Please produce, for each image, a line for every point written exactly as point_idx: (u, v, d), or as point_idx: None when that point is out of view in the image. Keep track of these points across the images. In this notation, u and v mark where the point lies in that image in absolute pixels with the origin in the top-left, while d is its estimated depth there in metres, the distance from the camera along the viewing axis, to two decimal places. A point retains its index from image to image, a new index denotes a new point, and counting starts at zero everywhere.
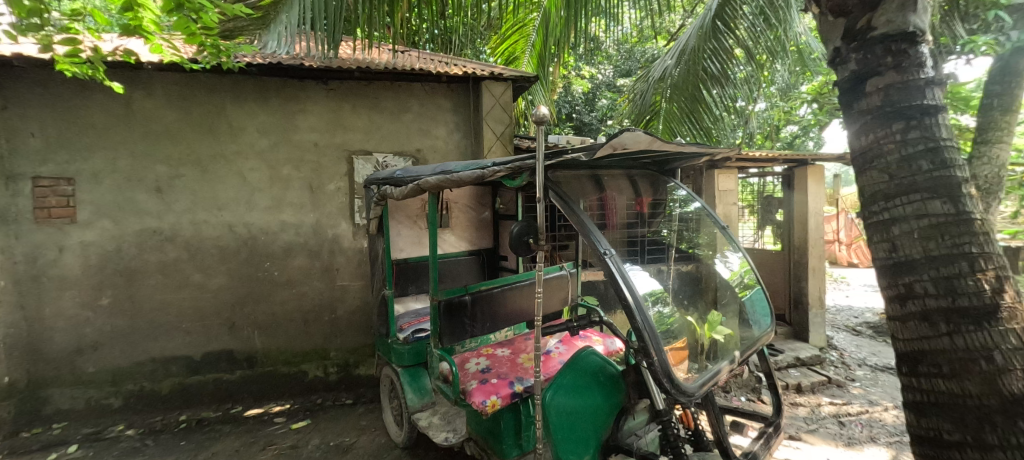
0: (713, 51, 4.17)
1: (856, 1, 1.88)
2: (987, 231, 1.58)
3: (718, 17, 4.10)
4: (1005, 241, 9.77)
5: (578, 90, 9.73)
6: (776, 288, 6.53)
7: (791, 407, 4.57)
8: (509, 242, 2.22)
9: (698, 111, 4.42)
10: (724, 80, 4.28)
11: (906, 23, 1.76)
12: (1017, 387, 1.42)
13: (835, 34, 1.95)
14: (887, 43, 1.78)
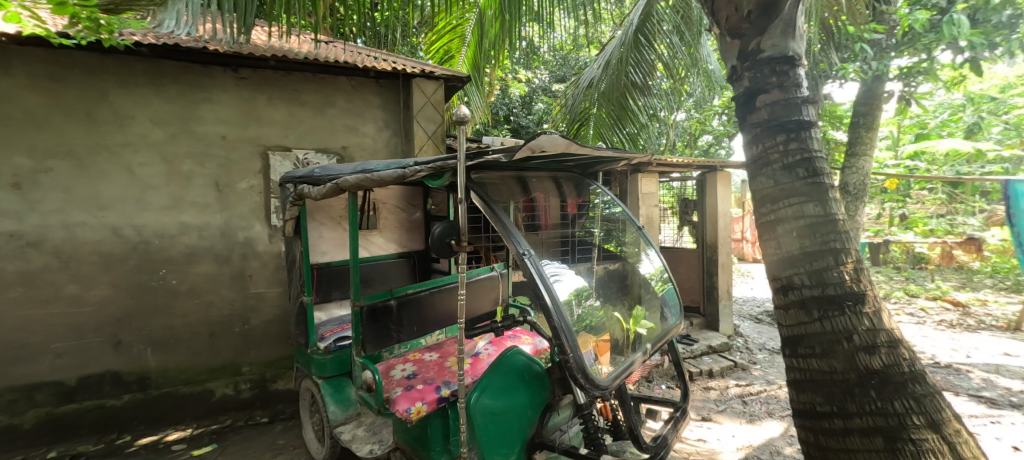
0: (635, 63, 4.47)
1: (749, 25, 2.10)
2: (849, 228, 1.86)
3: (640, 32, 4.35)
4: (871, 238, 11.45)
5: (516, 94, 9.87)
6: (692, 283, 7.08)
7: (703, 391, 4.98)
8: (430, 243, 2.18)
9: (625, 120, 4.76)
10: (646, 91, 4.61)
11: (786, 49, 2.02)
12: (869, 362, 1.71)
13: (732, 53, 2.18)
14: (773, 65, 2.02)
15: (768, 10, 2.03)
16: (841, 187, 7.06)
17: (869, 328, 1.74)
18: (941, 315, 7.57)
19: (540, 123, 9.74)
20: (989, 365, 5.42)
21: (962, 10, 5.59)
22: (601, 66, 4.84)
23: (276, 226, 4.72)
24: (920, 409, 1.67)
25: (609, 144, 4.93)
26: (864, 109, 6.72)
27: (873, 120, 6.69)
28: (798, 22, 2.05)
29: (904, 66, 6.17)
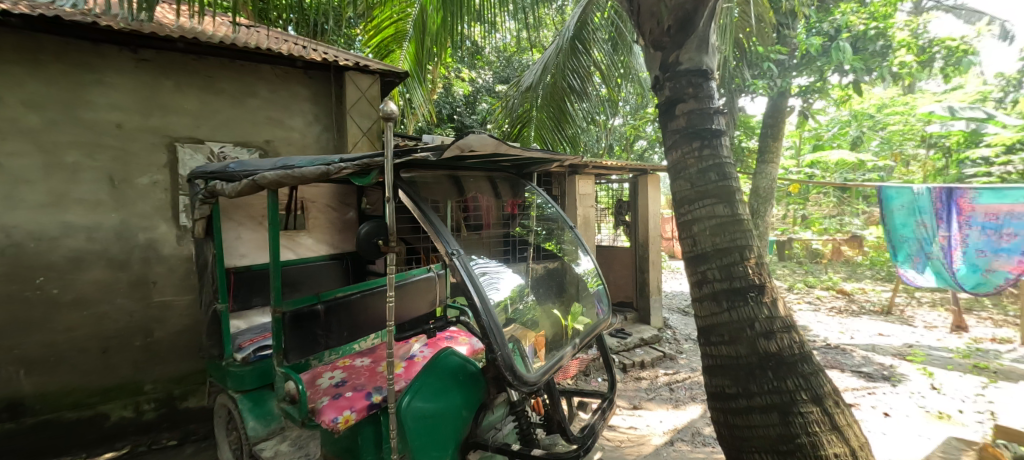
0: (574, 68, 4.68)
1: (668, 39, 2.27)
2: (752, 227, 2.10)
3: (577, 39, 4.49)
4: (778, 236, 12.74)
5: (460, 93, 9.59)
6: (626, 279, 7.42)
7: (636, 381, 5.24)
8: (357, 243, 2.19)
9: (564, 123, 5.00)
10: (584, 95, 4.82)
11: (700, 63, 2.22)
12: (767, 345, 1.95)
13: (654, 64, 2.34)
14: (689, 77, 2.21)
15: (685, 26, 2.21)
16: (753, 190, 7.77)
17: (767, 316, 1.98)
18: (832, 303, 8.61)
19: (484, 123, 9.54)
20: (868, 345, 6.23)
21: (848, 37, 6.35)
22: (537, 69, 4.90)
23: (185, 227, 4.30)
24: (808, 385, 1.92)
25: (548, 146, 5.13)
26: (771, 121, 7.44)
27: (778, 131, 7.42)
28: (710, 39, 2.26)
29: (803, 84, 6.89)
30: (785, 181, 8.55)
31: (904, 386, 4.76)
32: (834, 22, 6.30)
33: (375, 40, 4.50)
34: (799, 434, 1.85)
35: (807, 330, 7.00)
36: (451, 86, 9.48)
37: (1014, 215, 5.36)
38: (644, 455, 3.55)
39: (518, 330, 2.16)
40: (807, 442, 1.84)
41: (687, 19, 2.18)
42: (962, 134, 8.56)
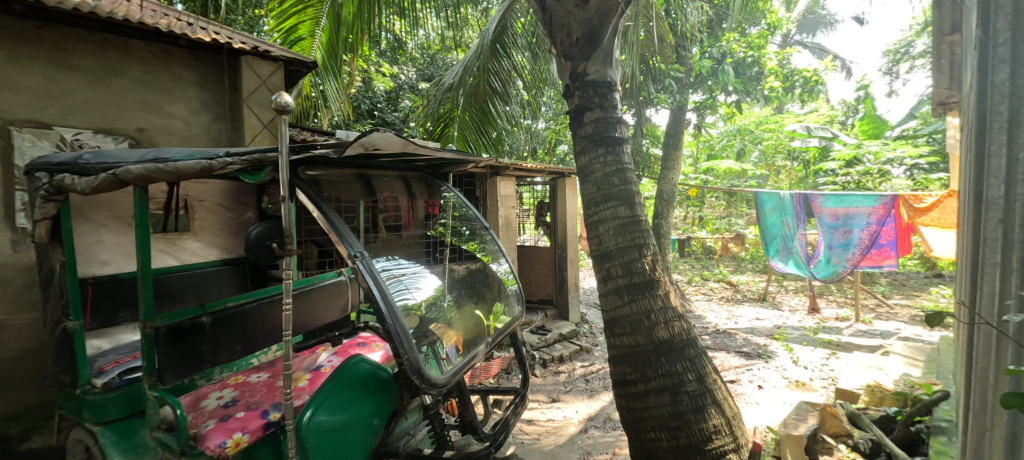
0: (496, 71, 4.74)
1: (576, 50, 2.40)
2: (649, 227, 2.31)
3: (497, 42, 4.60)
4: (678, 234, 14.00)
5: (381, 89, 9.10)
6: (546, 278, 7.63)
7: (555, 375, 5.43)
8: (246, 245, 2.12)
9: (488, 125, 5.02)
10: (506, 97, 4.89)
11: (605, 75, 2.39)
12: (661, 334, 2.15)
13: (564, 72, 2.47)
14: (595, 87, 2.37)
15: (591, 40, 2.36)
16: (658, 193, 8.46)
17: (661, 306, 2.19)
18: (723, 293, 9.67)
19: (408, 121, 9.06)
20: (749, 328, 7.12)
21: (730, 62, 7.16)
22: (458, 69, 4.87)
23: (24, 230, 3.57)
24: (694, 365, 2.15)
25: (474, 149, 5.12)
26: (673, 132, 8.16)
27: (677, 141, 8.14)
28: (613, 54, 2.44)
29: (698, 99, 7.62)
30: (686, 186, 9.39)
31: (776, 362, 5.49)
32: (718, 47, 7.09)
33: (283, 26, 4.17)
34: (686, 411, 2.08)
35: (701, 318, 7.79)
36: (371, 80, 8.96)
37: (850, 216, 6.53)
38: (561, 445, 3.70)
39: (444, 330, 2.17)
40: (693, 417, 2.08)
41: (592, 33, 2.34)
42: (816, 149, 10.13)
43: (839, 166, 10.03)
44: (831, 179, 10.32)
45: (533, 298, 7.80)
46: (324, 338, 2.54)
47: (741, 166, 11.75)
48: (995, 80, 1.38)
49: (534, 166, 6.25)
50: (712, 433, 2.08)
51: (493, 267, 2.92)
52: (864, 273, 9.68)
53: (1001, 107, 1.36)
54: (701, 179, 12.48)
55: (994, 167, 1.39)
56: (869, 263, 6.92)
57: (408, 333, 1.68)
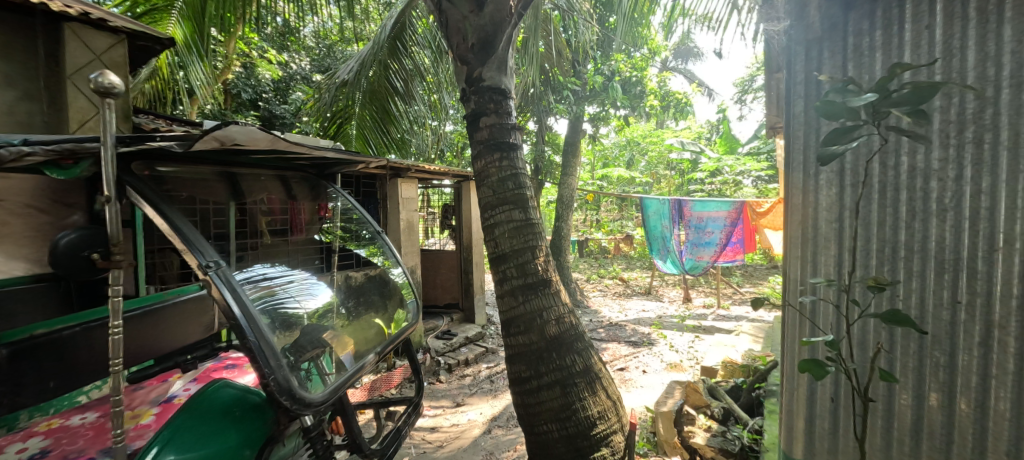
0: (396, 68, 4.60)
1: (472, 56, 2.46)
2: (542, 229, 2.42)
3: (397, 39, 4.44)
4: (577, 235, 14.79)
5: (266, 77, 8.14)
6: (451, 282, 7.52)
7: (460, 379, 5.37)
8: (52, 261, 1.53)
9: (387, 124, 4.87)
10: (408, 97, 4.81)
11: (499, 82, 2.48)
12: (552, 331, 2.26)
13: (460, 77, 2.52)
14: (490, 94, 2.45)
15: (485, 47, 2.43)
16: (558, 197, 8.84)
17: (553, 305, 2.30)
18: (617, 289, 10.44)
19: (299, 115, 8.31)
20: (636, 319, 7.79)
21: (619, 79, 7.76)
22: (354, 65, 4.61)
23: None
24: (582, 357, 2.29)
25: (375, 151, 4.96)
26: (571, 141, 8.61)
27: (575, 150, 8.57)
28: (508, 63, 2.55)
29: (593, 111, 8.20)
30: (583, 191, 9.93)
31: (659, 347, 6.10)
32: (608, 65, 7.67)
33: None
34: (575, 401, 2.20)
35: (596, 313, 8.33)
36: (254, 67, 7.97)
37: (710, 219, 7.57)
38: (463, 449, 3.67)
39: (337, 337, 2.05)
40: (579, 405, 2.20)
41: (487, 41, 2.42)
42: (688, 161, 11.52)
43: (706, 176, 11.57)
44: (699, 187, 11.83)
45: (437, 302, 7.63)
46: (174, 361, 2.14)
47: (629, 173, 12.80)
48: (793, 112, 1.75)
49: (438, 168, 6.09)
50: (596, 419, 2.22)
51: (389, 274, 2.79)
52: (724, 267, 11.22)
53: (798, 133, 1.73)
54: (597, 185, 13.33)
55: (790, 182, 1.75)
56: (726, 257, 8.00)
57: (279, 350, 1.51)
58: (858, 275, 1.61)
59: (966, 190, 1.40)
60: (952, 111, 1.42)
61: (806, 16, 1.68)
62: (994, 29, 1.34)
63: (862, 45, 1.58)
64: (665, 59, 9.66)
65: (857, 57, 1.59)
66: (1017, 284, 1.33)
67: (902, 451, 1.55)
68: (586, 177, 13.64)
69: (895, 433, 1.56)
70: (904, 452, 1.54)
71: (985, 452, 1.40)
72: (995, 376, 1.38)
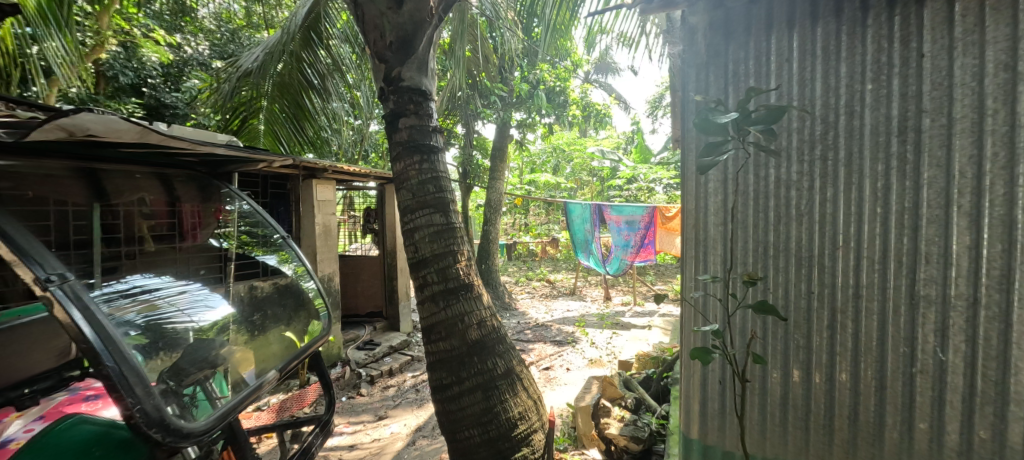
0: (309, 61, 4.27)
1: (391, 54, 2.36)
2: (464, 233, 2.38)
3: (312, 29, 4.18)
4: (506, 238, 14.86)
5: (152, 60, 7.10)
6: (374, 289, 7.18)
7: (382, 391, 5.10)
8: None
9: (302, 120, 4.52)
10: (325, 93, 4.49)
11: (419, 83, 2.40)
12: (472, 336, 2.21)
13: (378, 75, 2.40)
14: (411, 94, 2.37)
15: (405, 45, 2.34)
16: (486, 202, 8.80)
17: (474, 310, 2.26)
18: (544, 290, 10.64)
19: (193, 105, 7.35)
20: (561, 319, 8.00)
21: (543, 88, 7.83)
22: (260, 54, 4.23)
23: None
24: (504, 360, 2.28)
25: (287, 149, 4.58)
26: (499, 146, 8.60)
27: (503, 155, 8.60)
28: (428, 64, 2.48)
29: (520, 118, 8.25)
30: (511, 196, 10.02)
31: (582, 345, 6.31)
32: (534, 74, 7.79)
33: None
34: (496, 404, 2.17)
35: (524, 314, 8.41)
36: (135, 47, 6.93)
37: (627, 222, 7.98)
38: None
39: (236, 352, 1.84)
40: (501, 407, 2.18)
41: (406, 40, 2.33)
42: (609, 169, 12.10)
43: (624, 182, 12.24)
44: (619, 193, 12.48)
45: (360, 310, 7.25)
46: (6, 398, 1.83)
47: (555, 179, 13.14)
48: (686, 127, 1.87)
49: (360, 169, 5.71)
50: (516, 420, 2.20)
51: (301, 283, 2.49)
52: (640, 267, 11.94)
53: (692, 144, 1.86)
54: (525, 189, 13.54)
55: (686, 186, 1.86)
56: (642, 258, 8.51)
57: (148, 376, 1.29)
58: (735, 272, 1.76)
59: (815, 198, 1.60)
60: (807, 132, 1.60)
61: (694, 42, 1.80)
62: (835, 65, 1.55)
63: (739, 72, 1.72)
64: (587, 70, 10.05)
65: (736, 81, 1.73)
66: (852, 276, 1.55)
67: (775, 422, 1.73)
68: (514, 182, 13.79)
69: (768, 408, 1.74)
70: (775, 423, 1.73)
71: (833, 416, 1.62)
72: (840, 352, 1.59)
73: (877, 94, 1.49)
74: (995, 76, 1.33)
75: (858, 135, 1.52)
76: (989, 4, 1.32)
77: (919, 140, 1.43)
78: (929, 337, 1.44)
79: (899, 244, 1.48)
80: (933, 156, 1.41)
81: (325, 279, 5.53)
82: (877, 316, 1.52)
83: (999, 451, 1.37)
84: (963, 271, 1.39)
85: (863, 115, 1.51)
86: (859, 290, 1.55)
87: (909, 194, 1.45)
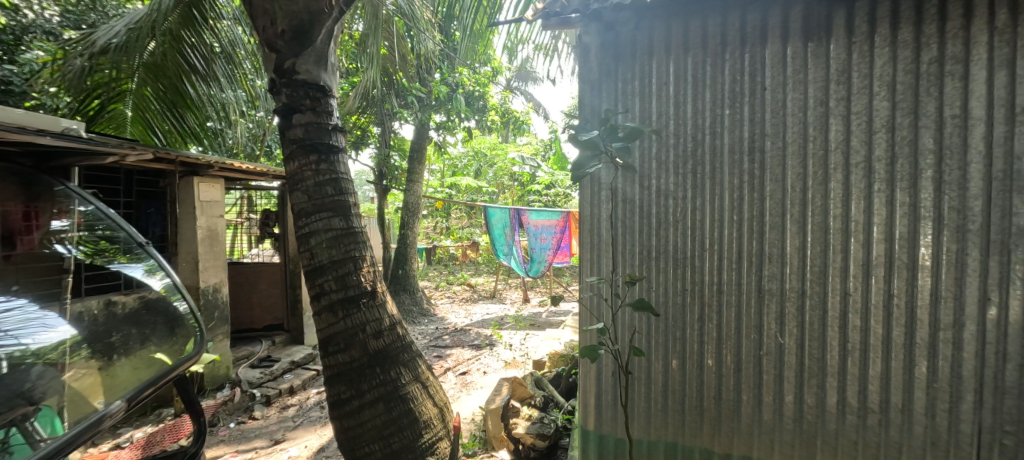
0: (189, 43, 3.73)
1: (283, 44, 2.19)
2: (366, 238, 2.26)
3: (194, 5, 3.56)
4: (426, 242, 14.43)
5: None
6: (273, 299, 6.52)
7: (280, 411, 4.63)
8: None
9: (182, 109, 4.11)
10: (210, 79, 3.99)
11: (318, 77, 2.25)
12: (374, 346, 2.11)
13: (269, 65, 2.22)
14: (307, 88, 2.21)
15: (301, 36, 2.18)
16: (404, 204, 8.47)
17: (376, 318, 2.16)
18: (465, 295, 10.50)
19: None
20: (479, 323, 7.94)
21: (462, 92, 7.67)
22: (122, 28, 3.61)
23: None
24: (408, 369, 2.21)
25: (162, 141, 4.29)
26: (417, 147, 8.33)
27: (421, 156, 8.34)
28: (329, 58, 2.34)
29: (439, 120, 8.01)
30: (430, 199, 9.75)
31: (499, 347, 6.34)
32: (453, 76, 7.57)
33: None
34: (399, 415, 2.08)
35: (442, 320, 8.22)
36: None
37: (544, 226, 8.20)
38: None
39: (87, 378, 1.56)
40: (404, 418, 2.09)
41: (301, 30, 2.17)
42: (528, 174, 12.26)
43: (543, 187, 12.53)
44: (537, 197, 12.74)
45: (257, 324, 6.52)
46: None
47: (476, 182, 13.08)
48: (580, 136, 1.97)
49: (256, 167, 5.16)
50: (421, 430, 2.13)
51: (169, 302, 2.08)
52: (557, 269, 12.28)
53: None
54: (446, 192, 13.29)
55: (582, 193, 1.95)
56: (557, 259, 8.84)
57: None
58: (618, 273, 1.91)
59: (687, 206, 1.79)
60: (680, 149, 1.79)
61: (587, 61, 1.92)
62: (702, 91, 1.74)
63: (627, 90, 1.86)
64: (508, 77, 10.14)
65: (625, 100, 1.87)
66: (717, 273, 1.76)
67: (658, 407, 1.89)
68: (435, 185, 13.48)
69: (652, 395, 1.90)
70: (657, 408, 1.89)
71: (704, 398, 1.82)
72: (707, 342, 1.80)
73: (733, 118, 1.71)
74: (815, 109, 1.61)
75: (718, 154, 1.74)
76: (811, 49, 1.60)
77: (763, 159, 1.68)
78: (771, 325, 1.70)
79: (750, 246, 1.72)
80: (773, 173, 1.67)
81: (211, 290, 4.92)
82: (735, 307, 1.75)
83: (820, 416, 1.67)
84: (794, 267, 1.66)
85: (722, 135, 1.73)
86: (721, 286, 1.76)
87: (757, 204, 1.70)
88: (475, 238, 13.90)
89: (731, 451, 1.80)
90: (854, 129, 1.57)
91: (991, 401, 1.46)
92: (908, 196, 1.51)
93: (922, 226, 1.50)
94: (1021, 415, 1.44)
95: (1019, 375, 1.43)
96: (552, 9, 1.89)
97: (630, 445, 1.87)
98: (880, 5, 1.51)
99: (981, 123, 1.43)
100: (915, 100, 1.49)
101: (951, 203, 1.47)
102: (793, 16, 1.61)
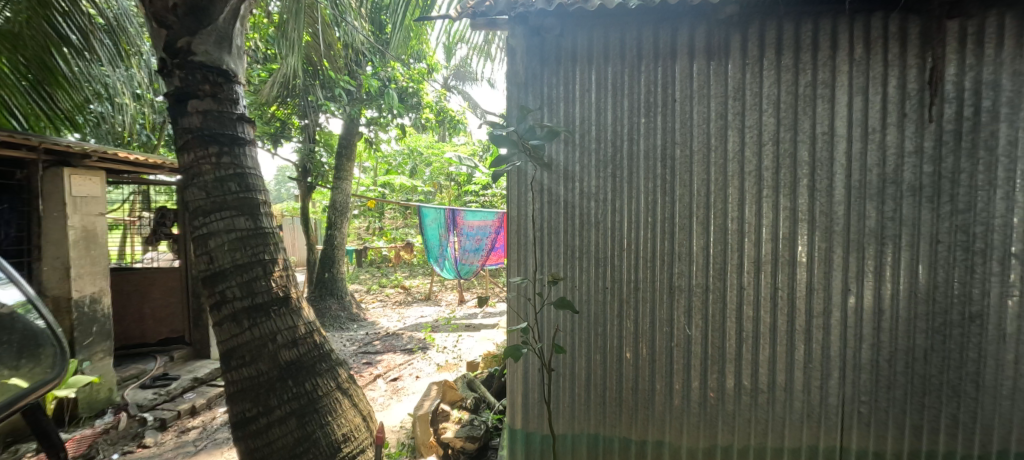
0: (61, 10, 3.23)
1: (176, 20, 1.96)
2: (277, 239, 2.09)
3: None
4: (356, 243, 13.71)
5: None
6: (169, 308, 5.80)
7: (179, 436, 4.12)
8: None
9: (52, 87, 3.55)
10: (88, 54, 3.48)
11: (219, 60, 2.03)
12: (287, 358, 1.95)
13: (158, 43, 1.97)
14: (205, 72, 1.99)
15: (198, 14, 1.97)
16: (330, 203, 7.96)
17: (289, 326, 2.00)
18: (396, 298, 10.14)
19: None
20: (412, 327, 7.67)
21: (395, 87, 7.31)
22: None
23: None
24: (327, 378, 2.07)
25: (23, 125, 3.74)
26: (345, 142, 7.85)
27: (350, 152, 7.89)
28: (233, 40, 2.12)
29: (371, 115, 7.45)
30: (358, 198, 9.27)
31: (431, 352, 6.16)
32: (386, 71, 7.18)
33: None
34: (314, 430, 1.94)
35: (373, 325, 7.85)
36: None
37: (479, 227, 8.14)
38: None
39: None
40: (320, 433, 1.95)
41: (198, 6, 1.96)
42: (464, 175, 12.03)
43: (480, 188, 12.42)
44: (474, 198, 12.57)
45: (150, 338, 5.71)
46: None
47: (410, 182, 12.66)
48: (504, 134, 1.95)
49: (146, 159, 4.54)
50: (340, 444, 2.00)
51: (25, 318, 1.46)
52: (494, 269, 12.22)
53: None
54: (378, 192, 12.75)
55: (508, 192, 1.93)
56: (491, 261, 8.80)
57: None
58: (542, 272, 1.93)
59: (607, 208, 1.87)
60: (601, 154, 1.86)
61: (513, 63, 1.91)
62: (620, 99, 1.84)
63: (552, 94, 1.89)
64: (444, 76, 9.94)
65: (550, 103, 1.90)
66: (633, 272, 1.86)
67: (580, 402, 1.95)
68: (365, 183, 12.87)
69: (574, 390, 1.95)
70: (579, 402, 1.95)
71: (622, 389, 1.91)
72: (624, 337, 1.89)
73: (648, 126, 1.82)
74: (716, 121, 1.76)
75: (635, 159, 1.83)
76: (713, 67, 1.75)
77: (673, 165, 1.81)
78: (681, 318, 1.83)
79: (662, 246, 1.83)
80: (682, 179, 1.80)
81: (87, 301, 4.25)
82: (649, 304, 1.86)
83: (721, 399, 1.83)
84: (698, 265, 1.81)
85: (637, 141, 1.83)
86: (637, 283, 1.86)
87: (668, 207, 1.82)
88: (410, 239, 13.43)
89: (647, 438, 1.91)
90: (747, 140, 1.74)
91: (851, 376, 1.74)
92: (790, 202, 1.72)
93: (799, 227, 1.73)
94: (872, 386, 1.73)
95: (871, 353, 1.72)
96: (479, 8, 1.82)
97: (554, 441, 1.90)
98: (766, 32, 1.70)
99: (843, 140, 1.68)
100: (794, 117, 1.71)
101: (821, 207, 1.70)
102: (698, 36, 1.75)
